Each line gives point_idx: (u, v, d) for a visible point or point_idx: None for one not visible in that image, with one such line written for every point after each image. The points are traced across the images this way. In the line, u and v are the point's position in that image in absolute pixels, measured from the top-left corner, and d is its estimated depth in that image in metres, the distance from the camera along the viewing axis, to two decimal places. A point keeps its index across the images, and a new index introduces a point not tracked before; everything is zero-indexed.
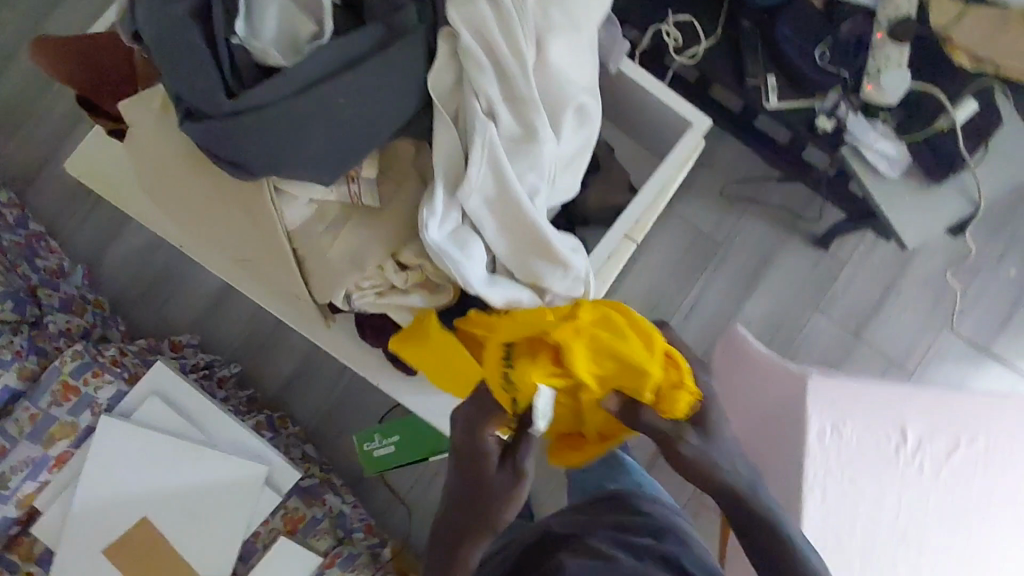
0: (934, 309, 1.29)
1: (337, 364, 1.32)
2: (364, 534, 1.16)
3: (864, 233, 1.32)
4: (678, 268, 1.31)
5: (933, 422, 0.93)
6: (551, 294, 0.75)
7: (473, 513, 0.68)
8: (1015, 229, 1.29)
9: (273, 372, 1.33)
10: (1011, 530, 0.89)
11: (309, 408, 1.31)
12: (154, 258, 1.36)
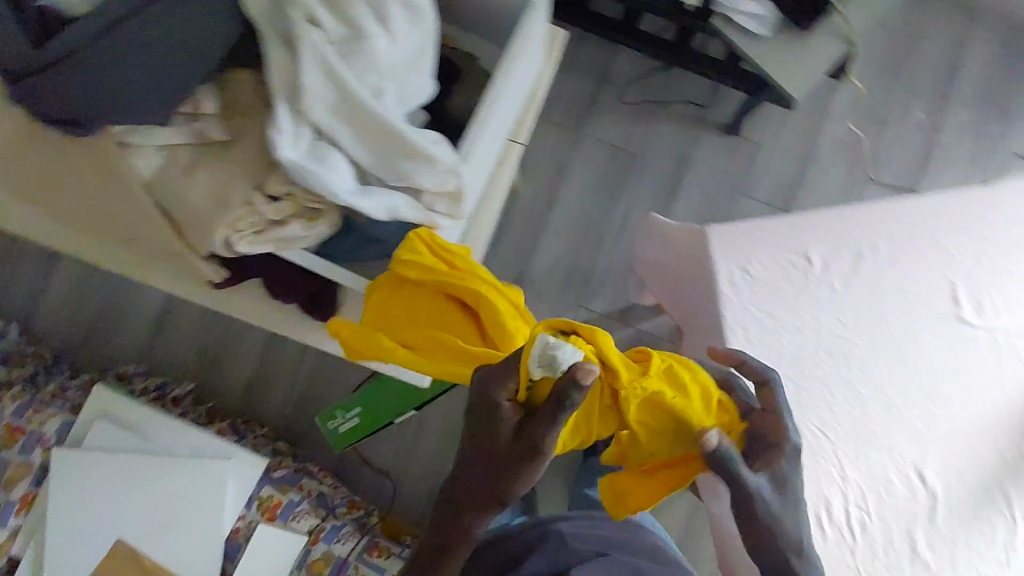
0: (842, 163, 1.59)
1: (294, 358, 1.52)
2: (347, 508, 1.28)
3: (771, 113, 1.61)
4: (603, 189, 1.59)
5: (836, 238, 0.86)
6: (427, 195, 0.72)
7: (486, 478, 0.63)
8: (879, 79, 1.62)
9: (234, 379, 1.51)
10: (941, 331, 0.85)
11: (277, 403, 1.51)
12: (89, 298, 1.51)
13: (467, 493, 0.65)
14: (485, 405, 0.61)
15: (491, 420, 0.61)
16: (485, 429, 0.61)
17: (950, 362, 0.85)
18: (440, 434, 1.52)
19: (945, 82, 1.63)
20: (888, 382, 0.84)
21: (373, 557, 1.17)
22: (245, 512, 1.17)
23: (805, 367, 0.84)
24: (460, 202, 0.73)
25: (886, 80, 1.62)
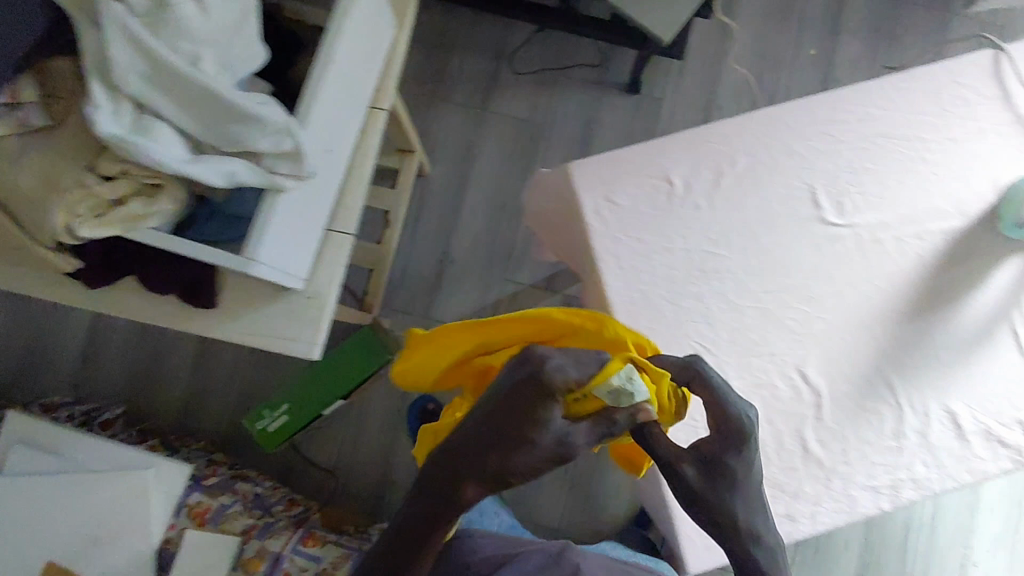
0: (744, 106, 1.62)
1: (225, 369, 1.50)
2: (284, 506, 1.29)
3: (669, 67, 1.63)
4: (516, 163, 1.60)
5: (695, 158, 0.88)
6: (265, 158, 0.73)
7: (499, 454, 0.57)
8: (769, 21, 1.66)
9: (168, 398, 1.50)
10: (809, 235, 0.87)
11: (213, 417, 1.49)
12: (14, 336, 1.51)
13: (472, 460, 0.58)
14: (525, 401, 0.57)
15: (530, 413, 0.56)
16: (520, 420, 0.57)
17: (820, 262, 0.87)
18: (382, 425, 1.52)
19: (835, 15, 1.66)
20: (762, 290, 0.86)
21: (309, 546, 1.17)
22: (175, 520, 1.18)
23: (681, 287, 0.86)
24: (302, 161, 0.74)
25: (775, 23, 1.65)
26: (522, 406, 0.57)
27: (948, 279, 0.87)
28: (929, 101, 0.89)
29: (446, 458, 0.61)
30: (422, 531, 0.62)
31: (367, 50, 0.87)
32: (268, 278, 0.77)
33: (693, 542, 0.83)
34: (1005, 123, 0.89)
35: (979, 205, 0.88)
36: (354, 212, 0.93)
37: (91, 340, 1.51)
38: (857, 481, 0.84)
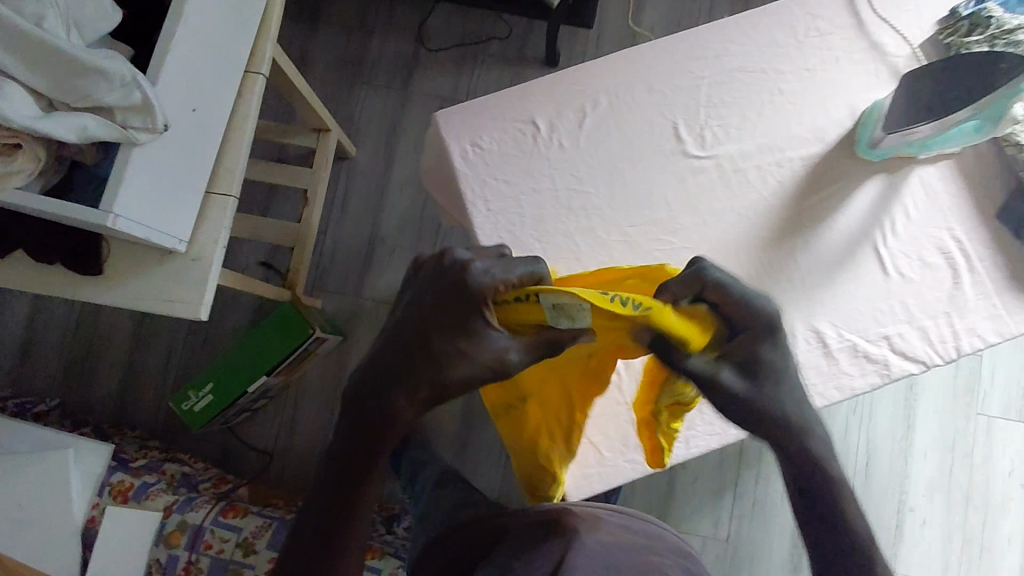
0: None
1: (161, 356, 1.49)
2: (212, 484, 1.30)
3: (586, 38, 1.65)
4: None
5: (557, 100, 0.90)
6: (116, 113, 0.75)
7: (418, 354, 0.61)
8: None
9: (103, 391, 1.48)
10: (668, 166, 0.89)
11: (150, 407, 1.48)
12: None
13: (403, 369, 0.62)
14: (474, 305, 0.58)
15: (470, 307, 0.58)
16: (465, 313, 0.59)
17: (684, 194, 0.89)
18: (320, 404, 1.52)
19: None
20: (628, 224, 0.88)
21: (230, 518, 1.18)
22: (98, 499, 1.19)
23: (550, 226, 0.88)
24: (153, 113, 0.75)
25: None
26: (464, 302, 0.59)
27: (809, 204, 0.89)
28: (783, 33, 0.91)
29: (394, 348, 0.62)
30: (368, 438, 0.65)
31: (232, 13, 0.88)
32: (132, 233, 0.78)
33: (570, 471, 0.86)
34: (859, 51, 0.91)
35: (837, 131, 0.90)
36: (234, 174, 0.94)
37: (24, 337, 1.50)
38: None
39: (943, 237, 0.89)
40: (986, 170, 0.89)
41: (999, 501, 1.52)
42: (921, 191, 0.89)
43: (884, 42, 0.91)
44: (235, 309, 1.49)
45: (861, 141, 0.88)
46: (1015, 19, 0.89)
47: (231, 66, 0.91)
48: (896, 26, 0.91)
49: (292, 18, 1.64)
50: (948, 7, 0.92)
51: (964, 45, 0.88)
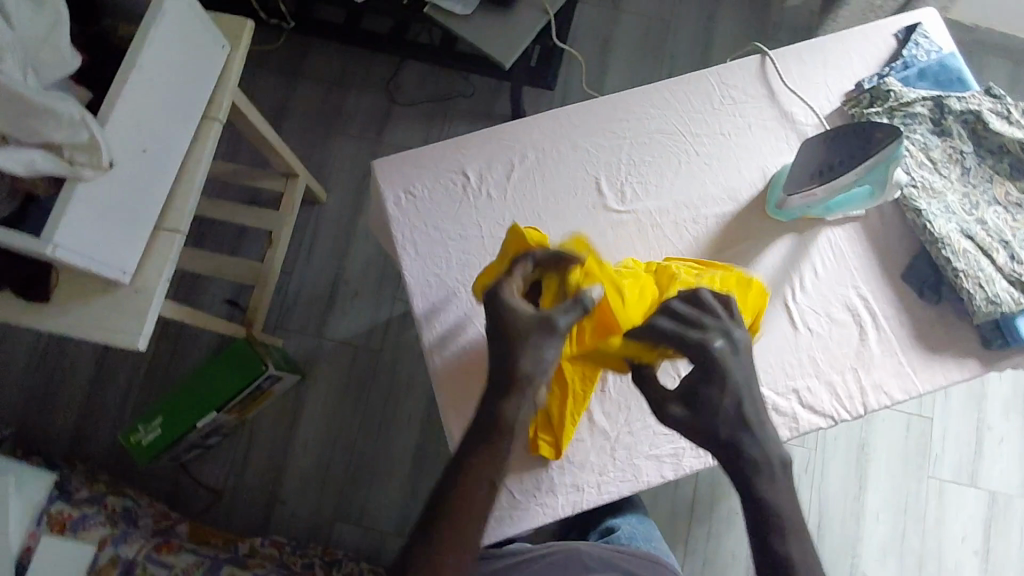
0: None
1: (121, 389, 1.49)
2: (153, 521, 1.28)
3: (551, 100, 1.73)
4: None
5: (488, 154, 0.96)
6: (65, 150, 0.80)
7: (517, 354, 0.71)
8: (645, 55, 1.75)
9: (59, 424, 1.47)
10: (586, 219, 0.94)
11: (105, 441, 1.47)
12: None
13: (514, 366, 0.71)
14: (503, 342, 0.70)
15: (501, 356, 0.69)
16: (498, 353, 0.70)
17: (604, 245, 0.93)
18: (273, 443, 1.52)
19: (707, 49, 1.75)
20: None
21: (163, 554, 1.17)
22: (34, 529, 1.17)
23: (475, 270, 0.92)
24: (99, 153, 0.81)
25: (650, 57, 1.75)
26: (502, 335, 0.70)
27: (722, 258, 0.94)
28: (701, 101, 0.99)
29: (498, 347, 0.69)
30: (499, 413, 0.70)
31: (192, 65, 0.96)
32: (70, 262, 0.84)
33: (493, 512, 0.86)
34: (771, 119, 0.98)
35: (750, 191, 0.95)
36: (184, 212, 1.00)
37: None
38: (638, 452, 0.88)
39: (850, 296, 0.93)
40: (889, 234, 0.94)
41: (952, 568, 1.50)
42: (829, 252, 0.94)
43: (794, 112, 0.98)
44: (196, 345, 1.51)
45: (771, 200, 0.94)
46: (914, 93, 0.93)
47: (188, 112, 0.98)
48: (804, 98, 0.98)
49: (275, 71, 1.73)
50: (854, 81, 0.99)
51: (863, 116, 0.94)
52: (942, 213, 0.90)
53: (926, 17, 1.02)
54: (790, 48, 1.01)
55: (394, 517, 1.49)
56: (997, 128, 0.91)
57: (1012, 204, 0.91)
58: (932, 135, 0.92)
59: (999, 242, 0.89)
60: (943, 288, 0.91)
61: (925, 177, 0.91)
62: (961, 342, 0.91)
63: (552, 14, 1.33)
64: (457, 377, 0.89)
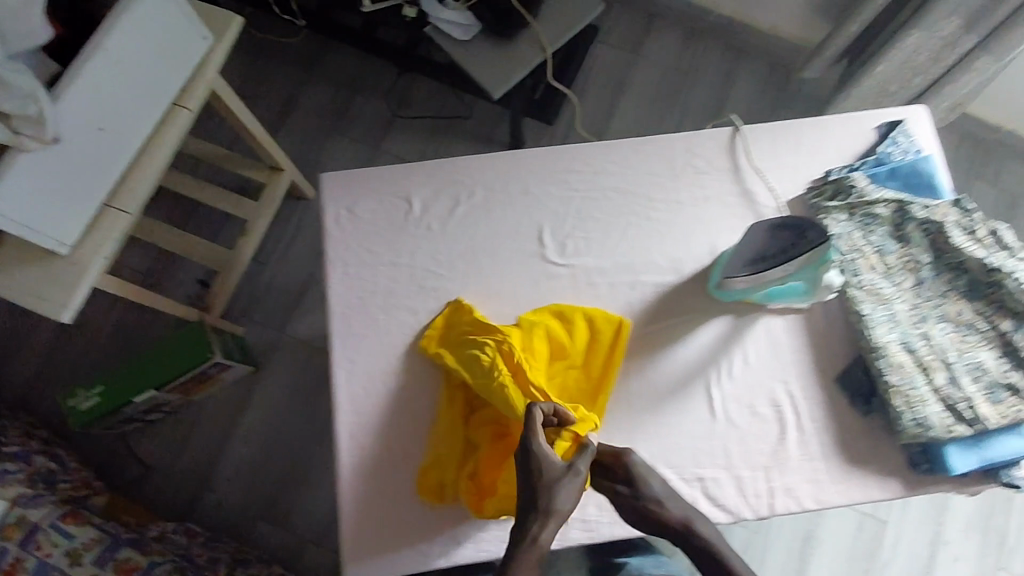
0: None
1: (76, 352, 1.49)
2: (71, 486, 1.30)
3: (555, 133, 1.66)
4: None
5: (436, 185, 0.95)
6: (13, 120, 0.84)
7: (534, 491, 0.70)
8: (659, 102, 1.69)
9: (10, 375, 1.48)
10: (521, 266, 0.92)
11: (49, 401, 1.47)
12: None
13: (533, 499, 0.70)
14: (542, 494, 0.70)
15: (540, 515, 0.69)
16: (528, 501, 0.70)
17: (533, 296, 0.91)
18: (213, 431, 1.50)
19: (722, 106, 1.68)
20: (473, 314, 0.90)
21: (67, 523, 1.17)
22: None
23: (398, 299, 0.91)
24: (45, 128, 0.85)
25: (662, 108, 1.68)
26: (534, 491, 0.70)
27: (653, 328, 0.91)
28: (663, 165, 0.97)
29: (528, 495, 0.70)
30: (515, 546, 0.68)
31: (166, 53, 0.97)
32: (2, 226, 0.86)
33: (370, 551, 0.83)
34: (731, 194, 0.95)
35: (694, 266, 0.92)
36: (135, 194, 1.01)
37: None
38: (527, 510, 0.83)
39: (778, 390, 0.89)
40: (829, 332, 0.91)
41: None
42: (764, 340, 0.90)
43: (756, 191, 0.95)
44: (155, 321, 1.50)
45: (711, 279, 0.91)
46: (879, 192, 0.90)
47: (154, 97, 0.99)
48: (769, 179, 0.95)
49: (287, 61, 1.70)
50: (823, 169, 0.96)
51: (822, 208, 0.91)
52: (886, 321, 0.86)
53: (913, 116, 0.99)
54: (765, 126, 0.98)
55: (317, 527, 1.45)
56: (959, 243, 0.86)
57: (962, 323, 0.87)
58: (890, 239, 0.89)
59: (940, 362, 0.85)
60: (874, 400, 0.87)
61: (874, 282, 0.88)
62: (884, 459, 0.87)
63: (549, 53, 1.33)
64: (359, 401, 0.88)
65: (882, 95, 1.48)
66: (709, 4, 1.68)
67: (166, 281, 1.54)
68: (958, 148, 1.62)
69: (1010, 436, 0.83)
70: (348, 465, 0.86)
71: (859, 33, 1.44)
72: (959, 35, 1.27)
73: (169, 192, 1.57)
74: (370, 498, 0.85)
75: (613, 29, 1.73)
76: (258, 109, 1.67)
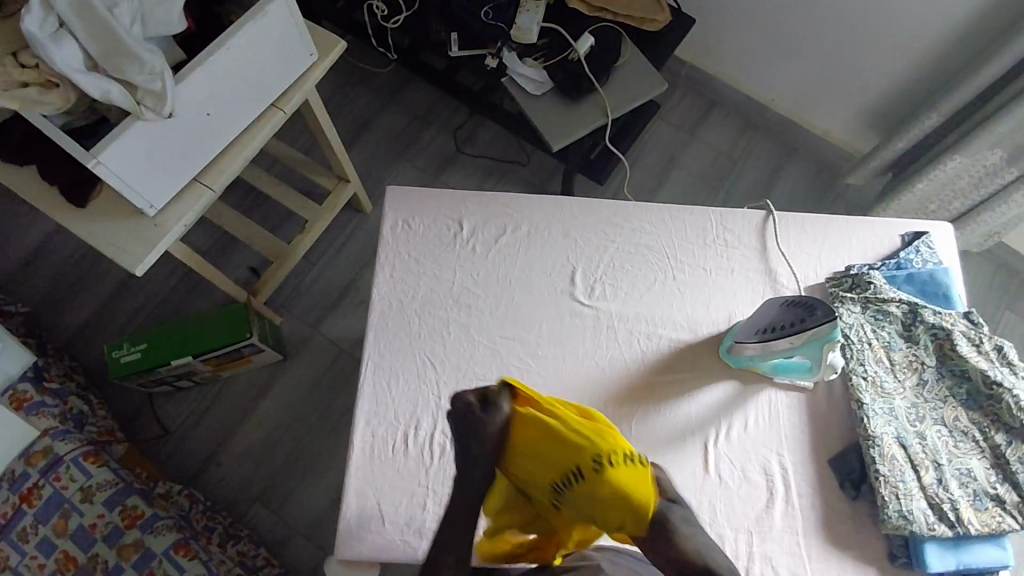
0: None
1: (128, 311, 1.60)
2: (96, 431, 1.40)
3: (604, 191, 1.77)
4: None
5: (487, 214, 1.05)
6: (139, 91, 0.96)
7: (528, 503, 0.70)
8: (707, 181, 1.78)
9: (68, 321, 1.60)
10: (549, 298, 1.00)
11: (95, 351, 1.58)
12: None
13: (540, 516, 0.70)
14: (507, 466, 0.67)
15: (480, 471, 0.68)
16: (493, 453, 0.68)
17: (556, 328, 0.98)
18: (233, 408, 1.57)
19: (766, 194, 1.77)
20: (498, 334, 0.98)
21: (88, 462, 1.26)
22: None
23: (433, 308, 0.99)
24: (162, 103, 0.97)
25: (708, 189, 1.77)
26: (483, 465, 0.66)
27: (661, 378, 0.96)
28: (695, 234, 1.04)
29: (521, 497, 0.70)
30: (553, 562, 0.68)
31: (276, 59, 1.10)
32: (107, 179, 0.99)
33: (360, 532, 0.88)
34: (755, 271, 1.02)
35: (710, 329, 0.99)
36: (222, 175, 1.14)
37: (34, 254, 1.64)
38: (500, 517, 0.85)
39: (770, 461, 0.92)
40: (829, 415, 0.95)
41: None
42: (766, 412, 0.95)
43: (778, 273, 1.02)
44: (205, 297, 1.61)
45: (723, 344, 0.96)
46: (894, 292, 0.95)
47: (258, 97, 1.12)
48: (791, 264, 1.02)
49: (372, 88, 1.86)
50: (845, 263, 1.02)
51: (838, 297, 0.97)
52: (883, 413, 0.91)
53: (936, 230, 1.06)
54: (796, 215, 1.06)
55: (309, 519, 1.49)
56: (965, 352, 0.91)
57: (957, 430, 0.90)
58: (898, 337, 0.94)
59: (931, 462, 0.88)
60: (864, 486, 0.89)
61: (878, 374, 0.93)
62: (866, 546, 0.89)
63: (610, 118, 1.44)
64: (378, 393, 0.95)
65: (920, 211, 1.54)
66: (768, 102, 1.78)
67: (222, 262, 1.66)
68: (991, 276, 1.66)
69: (986, 543, 0.85)
70: (358, 450, 0.92)
71: (905, 151, 1.51)
72: (1000, 167, 1.34)
73: (243, 183, 1.72)
74: (372, 486, 0.90)
75: (674, 109, 1.85)
76: (337, 124, 1.82)
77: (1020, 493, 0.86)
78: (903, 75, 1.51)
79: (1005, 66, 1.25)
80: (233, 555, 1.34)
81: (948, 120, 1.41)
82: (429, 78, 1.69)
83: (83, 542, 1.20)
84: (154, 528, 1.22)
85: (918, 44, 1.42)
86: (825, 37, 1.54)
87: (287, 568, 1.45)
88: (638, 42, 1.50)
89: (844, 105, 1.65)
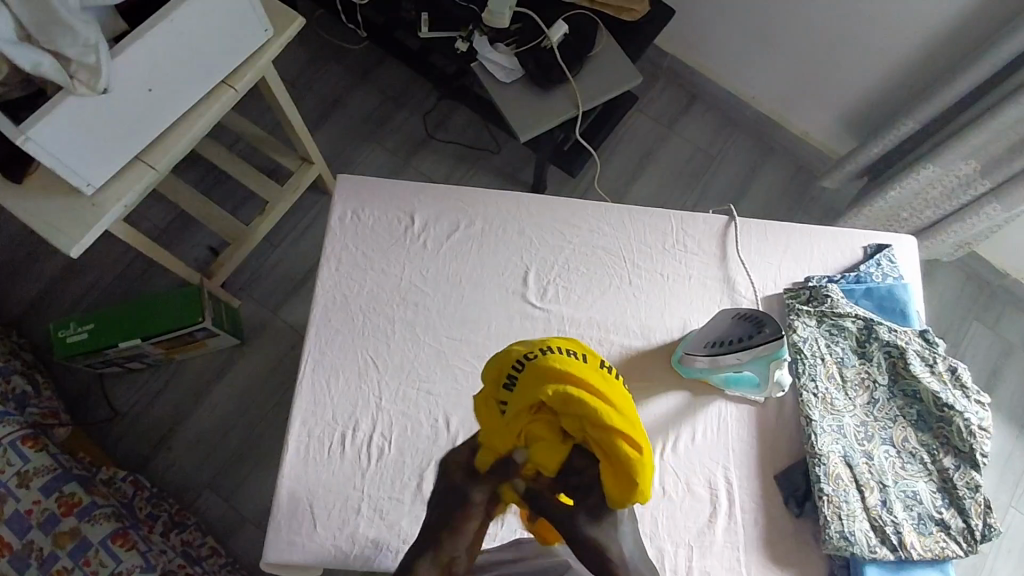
0: None
1: (80, 289, 1.55)
2: (39, 412, 1.36)
3: (577, 182, 1.72)
4: None
5: (440, 208, 1.01)
6: (72, 65, 0.91)
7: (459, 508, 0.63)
8: (683, 177, 1.74)
9: (18, 297, 1.54)
10: (497, 298, 0.97)
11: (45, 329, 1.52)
12: None
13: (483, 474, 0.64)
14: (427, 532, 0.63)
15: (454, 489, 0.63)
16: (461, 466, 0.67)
17: (504, 330, 0.95)
18: (186, 393, 1.53)
19: (740, 192, 1.74)
20: (444, 334, 0.95)
21: (26, 446, 1.22)
22: None
23: (379, 305, 0.96)
24: (97, 78, 0.91)
25: (683, 185, 1.74)
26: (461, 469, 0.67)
27: None
28: (655, 237, 1.01)
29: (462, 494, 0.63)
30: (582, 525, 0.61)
31: (226, 33, 1.04)
32: (38, 156, 0.94)
33: (289, 535, 0.85)
34: (712, 278, 1.00)
35: (663, 336, 0.96)
36: (167, 154, 1.09)
37: None
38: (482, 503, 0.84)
39: (715, 474, 0.90)
40: (778, 430, 0.93)
41: None
42: (714, 425, 0.92)
43: (737, 281, 0.99)
44: (160, 277, 1.56)
45: (675, 353, 0.94)
46: (850, 306, 0.93)
47: (205, 74, 1.06)
48: (750, 272, 1.00)
49: (345, 66, 1.79)
50: (805, 274, 1.00)
51: (794, 310, 0.95)
52: (832, 431, 0.89)
53: (900, 243, 1.04)
54: (758, 222, 1.03)
55: (257, 508, 1.46)
56: (917, 372, 0.89)
57: (905, 451, 0.89)
58: (851, 353, 0.92)
59: (876, 483, 0.86)
60: (808, 504, 0.88)
61: (829, 391, 0.91)
62: (806, 565, 0.87)
63: (581, 110, 1.39)
64: (317, 393, 0.91)
65: (892, 219, 1.51)
66: (749, 98, 1.74)
67: (180, 241, 1.61)
68: (962, 286, 1.65)
69: (927, 568, 0.84)
70: (292, 450, 0.89)
71: (880, 156, 1.48)
72: (973, 177, 1.32)
73: (204, 160, 1.66)
74: (304, 489, 0.87)
75: (654, 102, 1.80)
76: (306, 102, 1.76)
77: (964, 519, 0.85)
78: (884, 79, 1.47)
79: (985, 74, 1.22)
80: (177, 544, 1.32)
81: (925, 127, 1.38)
82: (399, 57, 1.63)
83: (16, 528, 1.16)
84: (92, 516, 1.19)
85: (902, 48, 1.39)
86: (808, 35, 1.50)
87: (234, 558, 1.42)
88: (616, 32, 1.45)
89: (825, 106, 1.62)
